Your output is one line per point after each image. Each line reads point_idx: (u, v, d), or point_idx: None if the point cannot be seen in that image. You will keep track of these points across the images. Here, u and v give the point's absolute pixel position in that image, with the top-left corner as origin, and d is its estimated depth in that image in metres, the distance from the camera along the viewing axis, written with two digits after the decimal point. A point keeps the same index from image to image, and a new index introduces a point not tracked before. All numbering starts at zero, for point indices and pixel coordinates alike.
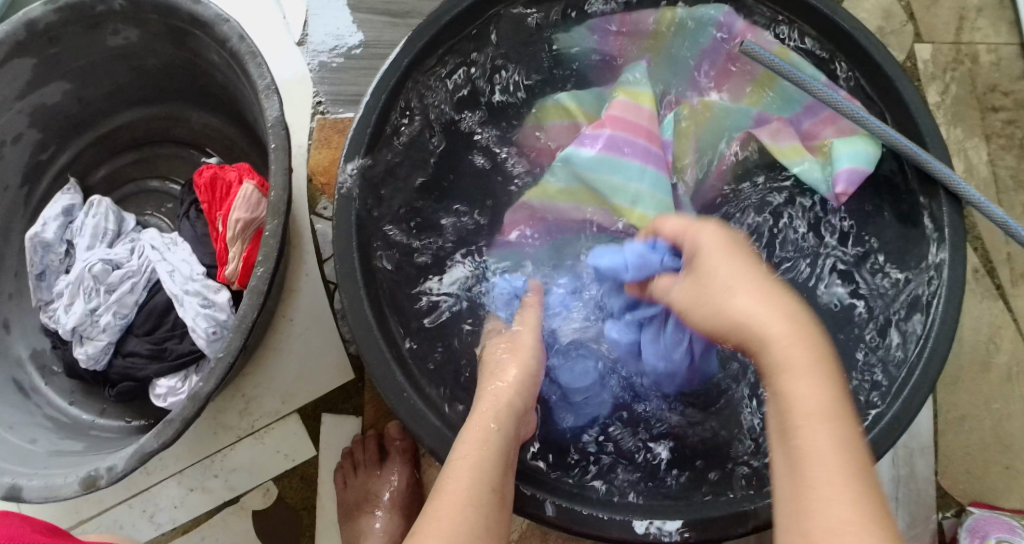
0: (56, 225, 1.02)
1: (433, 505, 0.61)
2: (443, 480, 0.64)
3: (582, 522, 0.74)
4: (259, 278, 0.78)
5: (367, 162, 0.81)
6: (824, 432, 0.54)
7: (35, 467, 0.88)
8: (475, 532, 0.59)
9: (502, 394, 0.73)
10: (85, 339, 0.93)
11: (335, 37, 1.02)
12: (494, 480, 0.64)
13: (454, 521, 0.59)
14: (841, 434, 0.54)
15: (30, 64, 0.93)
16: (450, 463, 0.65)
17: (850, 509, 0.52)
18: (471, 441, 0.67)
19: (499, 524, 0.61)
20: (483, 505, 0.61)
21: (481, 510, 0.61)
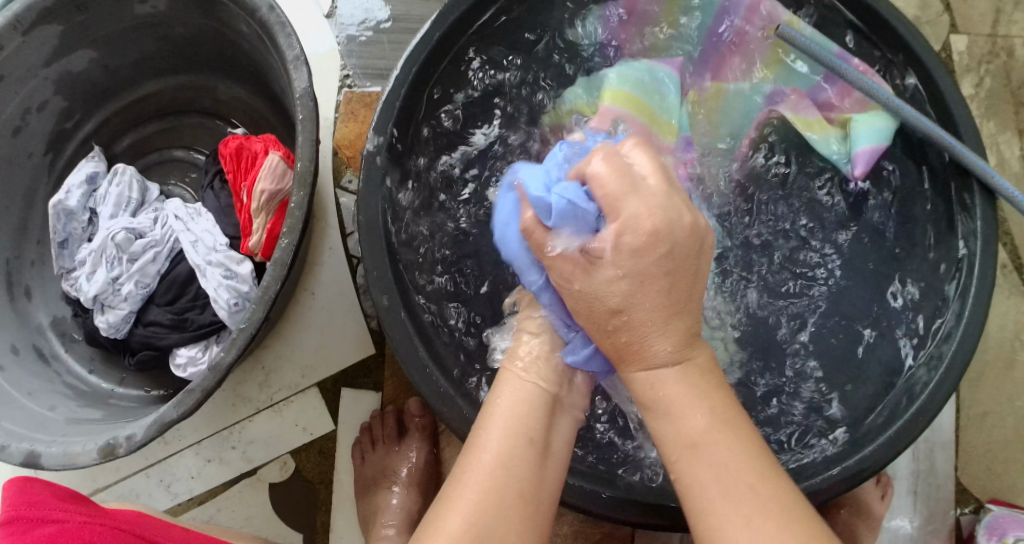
0: (80, 193, 1.02)
1: (468, 456, 0.60)
2: (476, 432, 0.62)
3: (602, 504, 0.74)
4: (283, 249, 0.78)
5: (396, 136, 0.81)
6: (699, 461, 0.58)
7: (54, 434, 0.88)
8: (513, 488, 0.59)
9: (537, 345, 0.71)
10: (106, 307, 0.93)
11: (364, 11, 1.01)
12: (531, 434, 0.63)
13: (483, 477, 0.59)
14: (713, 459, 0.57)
15: (58, 30, 0.93)
16: (483, 415, 0.64)
17: (731, 485, 0.56)
18: (505, 394, 0.65)
19: (535, 478, 0.60)
20: (521, 461, 0.60)
21: (518, 465, 0.60)
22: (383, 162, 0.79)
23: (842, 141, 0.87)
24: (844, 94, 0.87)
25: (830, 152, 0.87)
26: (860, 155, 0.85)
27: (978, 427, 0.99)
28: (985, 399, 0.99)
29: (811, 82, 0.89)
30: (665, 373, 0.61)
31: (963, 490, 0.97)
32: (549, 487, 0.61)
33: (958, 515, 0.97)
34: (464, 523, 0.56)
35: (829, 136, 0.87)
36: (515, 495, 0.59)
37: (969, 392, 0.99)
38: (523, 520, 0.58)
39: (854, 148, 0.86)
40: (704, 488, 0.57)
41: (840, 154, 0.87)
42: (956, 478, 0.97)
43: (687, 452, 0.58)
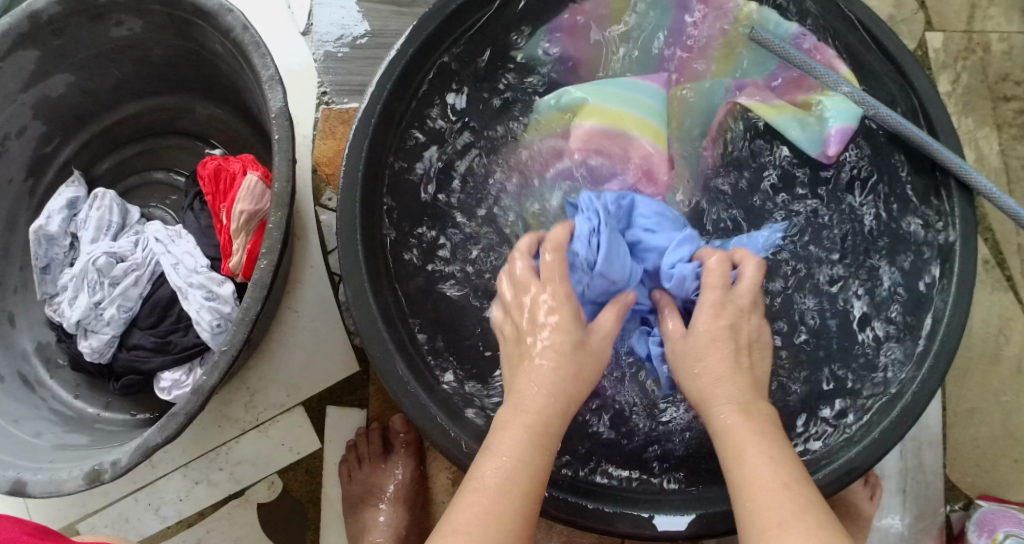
0: (60, 218, 1.02)
1: (467, 498, 0.58)
2: (476, 470, 0.59)
3: (590, 516, 0.74)
4: (263, 270, 0.78)
5: (373, 153, 0.80)
6: (758, 470, 0.58)
7: (39, 461, 0.88)
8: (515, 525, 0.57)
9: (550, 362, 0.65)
10: (89, 332, 0.93)
11: (340, 27, 1.01)
12: (537, 479, 0.59)
13: (484, 526, 0.56)
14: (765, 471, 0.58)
15: (35, 56, 0.93)
16: (486, 451, 0.61)
17: (783, 496, 0.56)
18: (513, 426, 0.61)
19: (532, 523, 0.58)
20: (526, 499, 0.58)
21: (524, 505, 0.58)
22: (361, 179, 0.79)
23: (811, 125, 0.88)
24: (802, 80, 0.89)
25: (798, 137, 0.88)
26: (830, 135, 0.87)
27: (966, 424, 0.99)
28: (972, 396, 0.99)
29: (770, 69, 0.90)
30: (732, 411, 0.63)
31: (953, 487, 0.97)
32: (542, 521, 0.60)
33: (948, 513, 0.97)
34: None
35: (794, 120, 0.88)
36: (512, 543, 0.56)
37: (956, 389, 0.99)
38: None
39: (827, 126, 0.87)
40: (761, 473, 0.58)
41: (808, 137, 0.88)
42: (945, 475, 0.97)
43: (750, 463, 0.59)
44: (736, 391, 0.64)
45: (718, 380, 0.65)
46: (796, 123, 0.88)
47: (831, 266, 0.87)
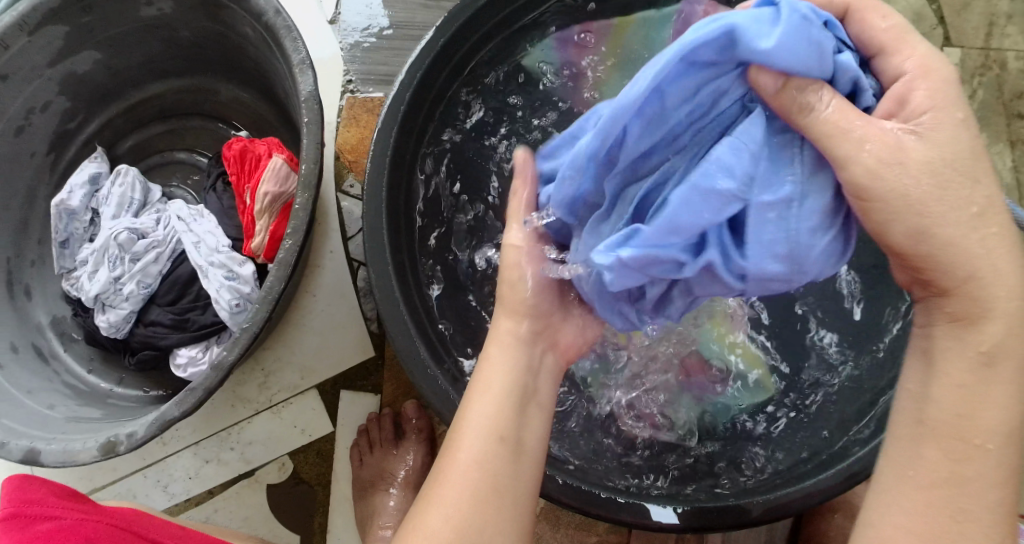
0: (82, 194, 1.03)
1: (446, 463, 0.61)
2: (453, 435, 0.63)
3: (600, 505, 0.73)
4: (287, 250, 0.79)
5: (400, 141, 0.81)
6: (989, 429, 0.52)
7: (53, 432, 0.88)
8: (486, 479, 0.60)
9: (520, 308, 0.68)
10: (107, 307, 0.94)
11: (367, 17, 1.02)
12: (505, 429, 0.62)
13: (457, 489, 0.59)
14: (1005, 457, 0.52)
15: (64, 31, 0.94)
16: (462, 409, 0.64)
17: (964, 498, 0.51)
18: (478, 388, 0.64)
19: (511, 476, 0.61)
20: (496, 453, 0.61)
21: (493, 459, 0.61)
22: (388, 166, 0.80)
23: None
24: None
25: None
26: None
27: None
28: None
29: None
30: (1017, 327, 0.52)
31: None
32: (529, 477, 0.62)
33: None
34: (444, 520, 0.58)
35: None
36: (489, 497, 0.59)
37: None
38: (501, 515, 0.59)
39: None
40: (930, 459, 0.53)
41: None
42: None
43: (956, 439, 0.52)
44: (960, 216, 0.52)
45: (1002, 260, 0.52)
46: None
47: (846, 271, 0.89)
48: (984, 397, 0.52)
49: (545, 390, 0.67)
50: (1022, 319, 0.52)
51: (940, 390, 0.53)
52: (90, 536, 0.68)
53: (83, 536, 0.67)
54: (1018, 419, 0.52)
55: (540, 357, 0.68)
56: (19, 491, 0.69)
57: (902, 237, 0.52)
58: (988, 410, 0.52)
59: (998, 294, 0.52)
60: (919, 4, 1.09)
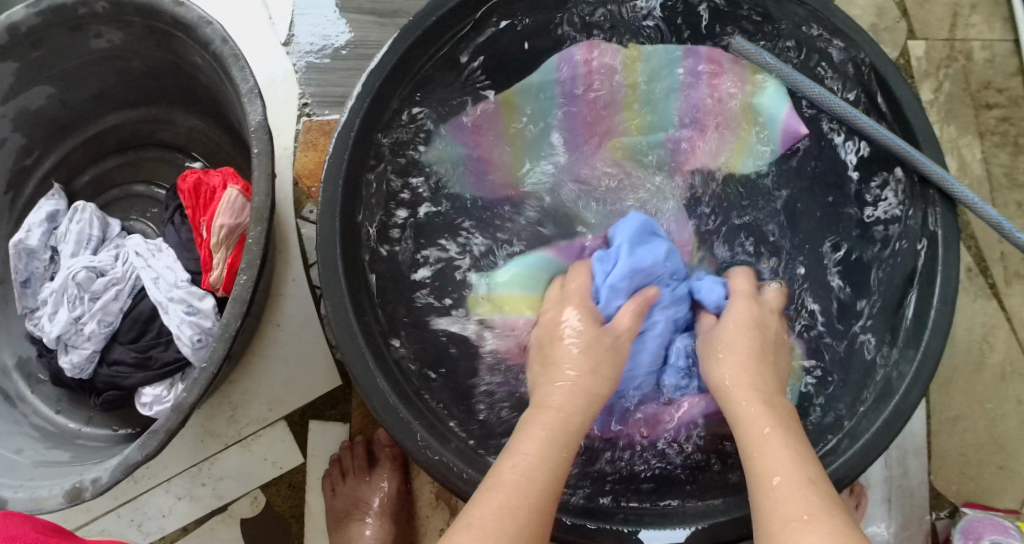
0: (40, 232, 1.01)
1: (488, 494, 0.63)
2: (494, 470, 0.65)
3: (569, 529, 0.75)
4: (243, 285, 0.78)
5: (353, 166, 0.80)
6: (777, 448, 0.66)
7: (21, 478, 0.87)
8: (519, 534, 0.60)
9: (574, 389, 0.73)
10: (69, 347, 0.92)
11: (322, 38, 1.01)
12: (548, 474, 0.65)
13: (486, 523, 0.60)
14: (789, 449, 0.66)
15: (12, 68, 0.92)
16: (510, 453, 0.67)
17: (787, 454, 0.65)
18: (528, 444, 0.67)
19: (540, 526, 0.62)
20: (532, 503, 0.63)
21: (529, 511, 0.62)
22: (340, 194, 0.78)
23: (758, 142, 0.91)
24: (712, 89, 0.92)
25: (763, 157, 0.91)
26: (782, 127, 0.90)
27: (950, 432, 0.99)
28: (956, 404, 0.99)
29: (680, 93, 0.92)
30: (752, 402, 0.71)
31: (938, 495, 0.98)
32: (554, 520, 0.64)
33: (933, 520, 0.97)
34: None
35: (750, 147, 0.91)
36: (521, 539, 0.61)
37: (939, 397, 0.99)
38: None
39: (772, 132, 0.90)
40: (776, 458, 0.65)
41: (765, 150, 0.91)
42: (930, 482, 0.97)
43: (779, 435, 0.67)
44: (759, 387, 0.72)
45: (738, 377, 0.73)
46: (744, 156, 0.91)
47: (811, 280, 0.89)
48: (754, 419, 0.69)
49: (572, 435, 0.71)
50: (766, 397, 0.71)
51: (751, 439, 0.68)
52: None
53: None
54: (796, 445, 0.66)
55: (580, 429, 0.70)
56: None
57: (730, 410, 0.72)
58: (760, 430, 0.68)
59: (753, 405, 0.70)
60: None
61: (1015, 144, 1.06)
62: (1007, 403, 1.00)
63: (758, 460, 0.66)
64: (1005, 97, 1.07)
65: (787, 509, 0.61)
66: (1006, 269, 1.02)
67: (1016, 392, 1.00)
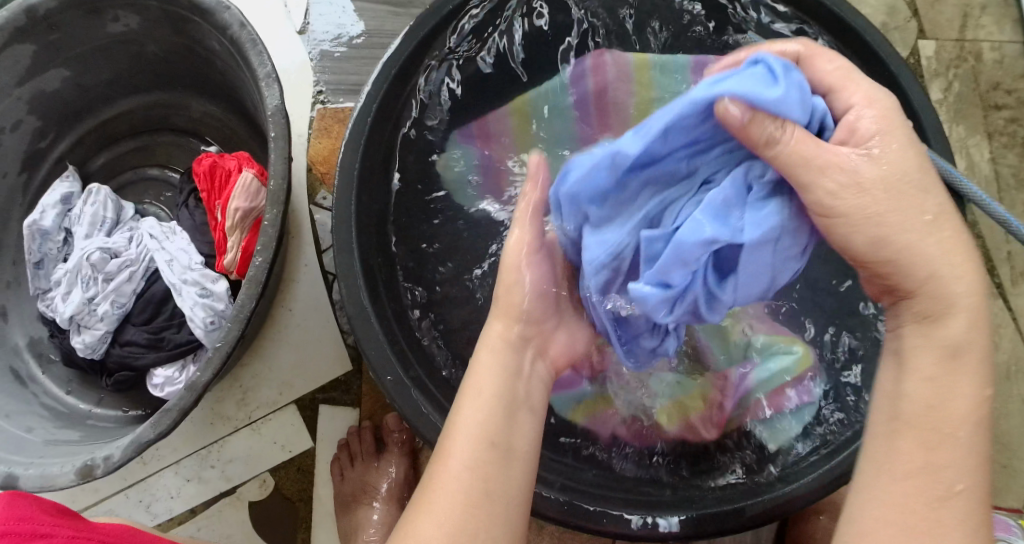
0: (54, 214, 1.02)
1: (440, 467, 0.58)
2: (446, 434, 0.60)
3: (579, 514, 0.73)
4: (257, 267, 0.78)
5: (368, 152, 0.80)
6: (962, 393, 0.53)
7: (32, 456, 0.87)
8: (478, 493, 0.56)
9: (515, 300, 0.66)
10: (82, 328, 0.93)
11: (337, 27, 1.01)
12: (497, 429, 0.59)
13: (449, 493, 0.56)
14: (971, 404, 0.53)
15: (30, 50, 0.93)
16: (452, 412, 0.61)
17: (948, 454, 0.52)
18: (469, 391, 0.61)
19: (505, 479, 0.58)
20: (488, 461, 0.58)
21: (486, 468, 0.57)
22: (356, 178, 0.79)
23: None
24: None
25: None
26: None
27: None
28: None
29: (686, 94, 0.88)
30: (942, 340, 0.54)
31: None
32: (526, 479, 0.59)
33: None
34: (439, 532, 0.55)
35: None
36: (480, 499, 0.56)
37: None
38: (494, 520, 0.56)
39: None
40: (949, 446, 0.52)
41: None
42: None
43: (941, 431, 0.53)
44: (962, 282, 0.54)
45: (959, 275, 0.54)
46: None
47: None
48: (949, 385, 0.53)
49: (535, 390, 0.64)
50: (972, 324, 0.54)
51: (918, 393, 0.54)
52: None
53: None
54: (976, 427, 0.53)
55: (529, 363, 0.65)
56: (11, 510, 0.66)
57: (913, 282, 0.54)
58: (933, 369, 0.54)
59: (959, 291, 0.54)
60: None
61: (1022, 145, 1.06)
62: (1011, 401, 1.00)
63: (914, 378, 0.54)
64: (1013, 98, 1.08)
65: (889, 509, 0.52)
66: (1012, 269, 1.02)
67: (1020, 391, 1.01)
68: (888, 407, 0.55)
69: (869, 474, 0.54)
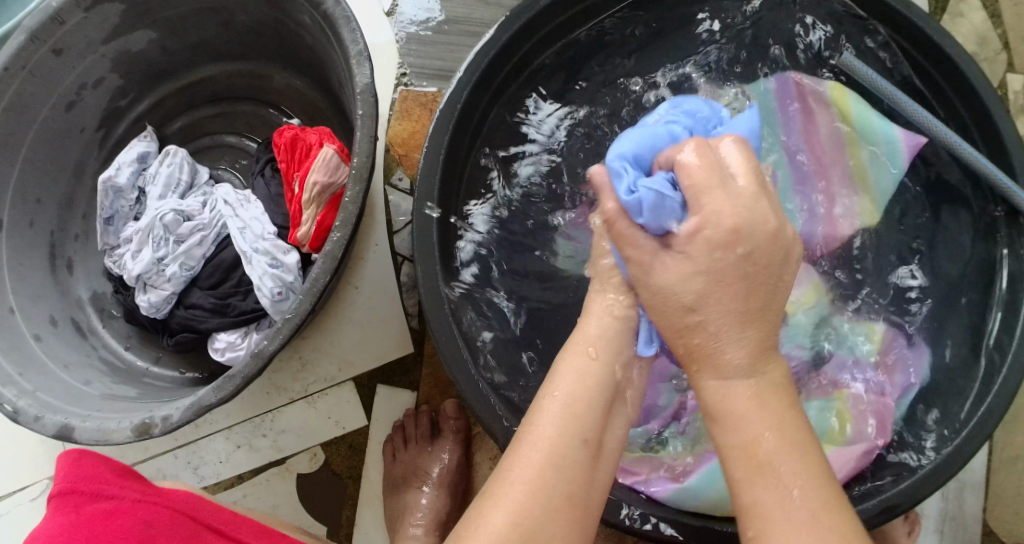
0: (129, 171, 1.03)
1: (517, 454, 0.58)
2: (528, 426, 0.60)
3: (618, 516, 0.76)
4: (334, 243, 0.78)
5: (454, 137, 0.81)
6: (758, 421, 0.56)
7: (88, 409, 0.88)
8: (567, 493, 0.56)
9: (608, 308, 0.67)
10: (149, 287, 0.94)
11: (425, 10, 1.01)
12: (589, 433, 0.59)
13: (517, 491, 0.55)
14: (767, 421, 0.56)
15: (119, 9, 0.94)
16: (535, 408, 0.61)
17: (789, 445, 0.55)
18: (562, 386, 0.62)
19: (586, 484, 0.58)
20: (573, 458, 0.58)
21: (571, 463, 0.57)
22: (440, 165, 0.80)
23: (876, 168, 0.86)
24: (806, 113, 0.88)
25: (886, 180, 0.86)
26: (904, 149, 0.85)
27: (1009, 470, 0.97)
28: (1019, 443, 0.97)
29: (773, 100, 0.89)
30: (743, 390, 0.57)
31: (989, 533, 0.96)
32: (596, 497, 0.58)
33: None
34: (509, 522, 0.54)
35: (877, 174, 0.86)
36: (561, 504, 0.56)
37: (1003, 435, 0.98)
38: (570, 524, 0.56)
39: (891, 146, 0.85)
40: (754, 422, 0.56)
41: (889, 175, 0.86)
42: (982, 519, 0.97)
43: (779, 435, 0.55)
44: (747, 361, 0.58)
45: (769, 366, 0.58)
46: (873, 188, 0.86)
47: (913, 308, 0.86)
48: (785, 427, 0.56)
49: (629, 388, 0.66)
50: (757, 380, 0.58)
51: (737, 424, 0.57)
52: (146, 518, 0.65)
53: (140, 518, 0.65)
54: (781, 440, 0.55)
55: (630, 372, 0.66)
56: (76, 467, 0.66)
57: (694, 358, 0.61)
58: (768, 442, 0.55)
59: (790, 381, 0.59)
60: (983, 28, 1.07)
61: None
62: None
63: (745, 443, 0.56)
64: None
65: (778, 504, 0.54)
66: None
67: None
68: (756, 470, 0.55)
69: (768, 500, 0.54)
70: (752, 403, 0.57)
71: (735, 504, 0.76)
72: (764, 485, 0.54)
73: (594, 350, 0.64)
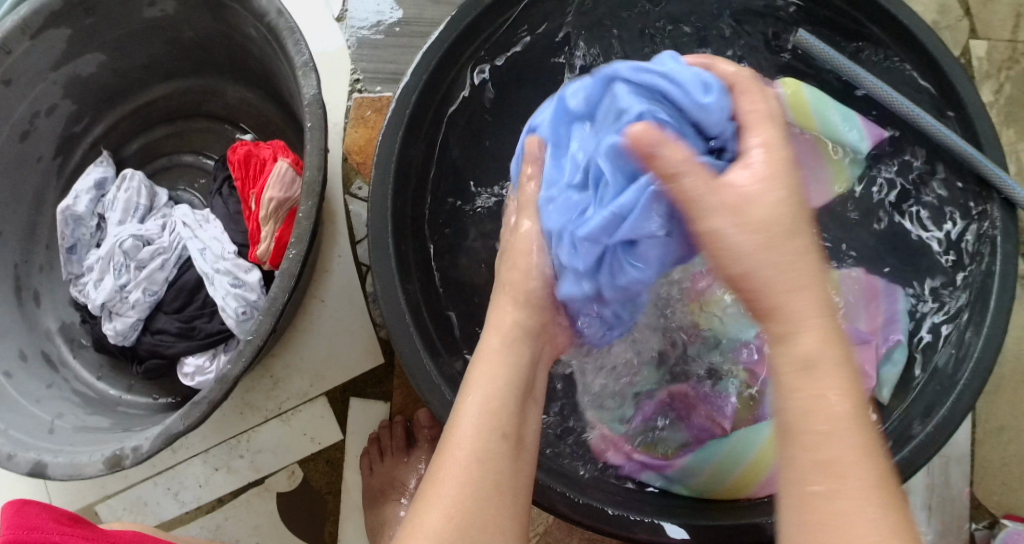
0: (88, 199, 1.02)
1: (440, 455, 0.58)
2: (450, 426, 0.60)
3: (596, 517, 0.73)
4: (291, 260, 0.77)
5: (406, 143, 0.79)
6: (840, 431, 0.48)
7: (60, 443, 0.87)
8: (487, 487, 0.56)
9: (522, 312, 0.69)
10: (114, 315, 0.93)
11: (376, 13, 1.00)
12: (508, 428, 0.60)
13: (447, 483, 0.56)
14: (853, 421, 0.49)
15: (66, 34, 0.92)
16: (458, 408, 0.61)
17: (852, 437, 0.48)
18: (484, 384, 0.62)
19: (509, 479, 0.57)
20: (494, 454, 0.58)
21: (492, 458, 0.58)
22: (393, 173, 0.78)
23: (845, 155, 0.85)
24: None
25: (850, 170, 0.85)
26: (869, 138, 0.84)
27: (994, 442, 0.96)
28: (1002, 414, 0.97)
29: None
30: (815, 328, 0.51)
31: (978, 505, 0.96)
32: (521, 490, 0.58)
33: (973, 530, 0.95)
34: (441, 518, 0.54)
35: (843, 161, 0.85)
36: (485, 497, 0.56)
37: (985, 405, 0.97)
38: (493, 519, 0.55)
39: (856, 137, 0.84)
40: (830, 421, 0.49)
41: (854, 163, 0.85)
42: (970, 492, 0.96)
43: (839, 419, 0.49)
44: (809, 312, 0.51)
45: (803, 311, 0.51)
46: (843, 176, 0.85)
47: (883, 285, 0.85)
48: (856, 393, 0.50)
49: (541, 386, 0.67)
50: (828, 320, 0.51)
51: (810, 409, 0.49)
52: None
53: None
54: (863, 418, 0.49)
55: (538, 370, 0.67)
56: (20, 519, 0.66)
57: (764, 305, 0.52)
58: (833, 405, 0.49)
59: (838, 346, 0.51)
60: None
61: None
62: None
63: (810, 433, 0.49)
64: None
65: (850, 519, 0.46)
66: None
67: None
68: (853, 461, 0.48)
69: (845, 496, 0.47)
70: (823, 390, 0.49)
71: (734, 478, 0.76)
72: (833, 484, 0.47)
73: (515, 347, 0.65)
